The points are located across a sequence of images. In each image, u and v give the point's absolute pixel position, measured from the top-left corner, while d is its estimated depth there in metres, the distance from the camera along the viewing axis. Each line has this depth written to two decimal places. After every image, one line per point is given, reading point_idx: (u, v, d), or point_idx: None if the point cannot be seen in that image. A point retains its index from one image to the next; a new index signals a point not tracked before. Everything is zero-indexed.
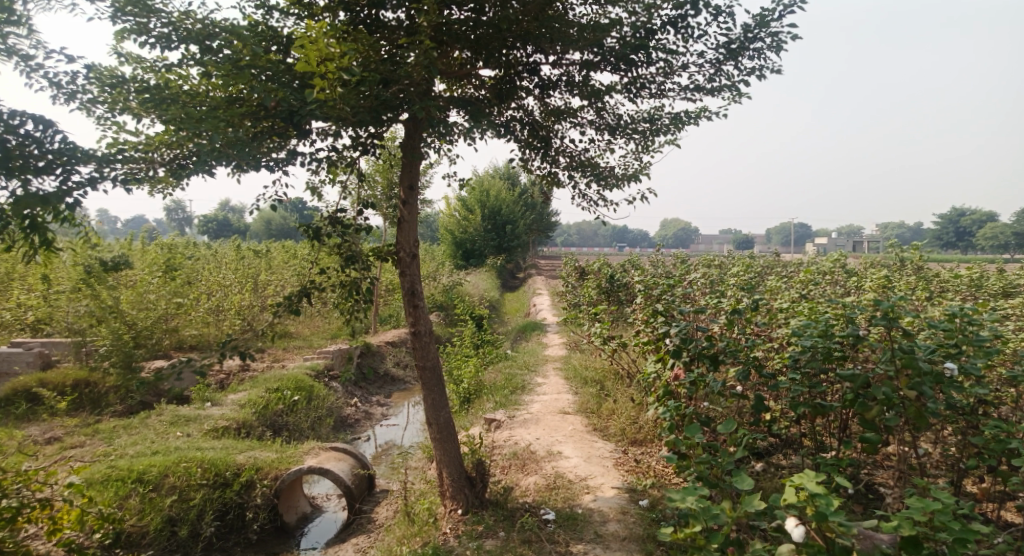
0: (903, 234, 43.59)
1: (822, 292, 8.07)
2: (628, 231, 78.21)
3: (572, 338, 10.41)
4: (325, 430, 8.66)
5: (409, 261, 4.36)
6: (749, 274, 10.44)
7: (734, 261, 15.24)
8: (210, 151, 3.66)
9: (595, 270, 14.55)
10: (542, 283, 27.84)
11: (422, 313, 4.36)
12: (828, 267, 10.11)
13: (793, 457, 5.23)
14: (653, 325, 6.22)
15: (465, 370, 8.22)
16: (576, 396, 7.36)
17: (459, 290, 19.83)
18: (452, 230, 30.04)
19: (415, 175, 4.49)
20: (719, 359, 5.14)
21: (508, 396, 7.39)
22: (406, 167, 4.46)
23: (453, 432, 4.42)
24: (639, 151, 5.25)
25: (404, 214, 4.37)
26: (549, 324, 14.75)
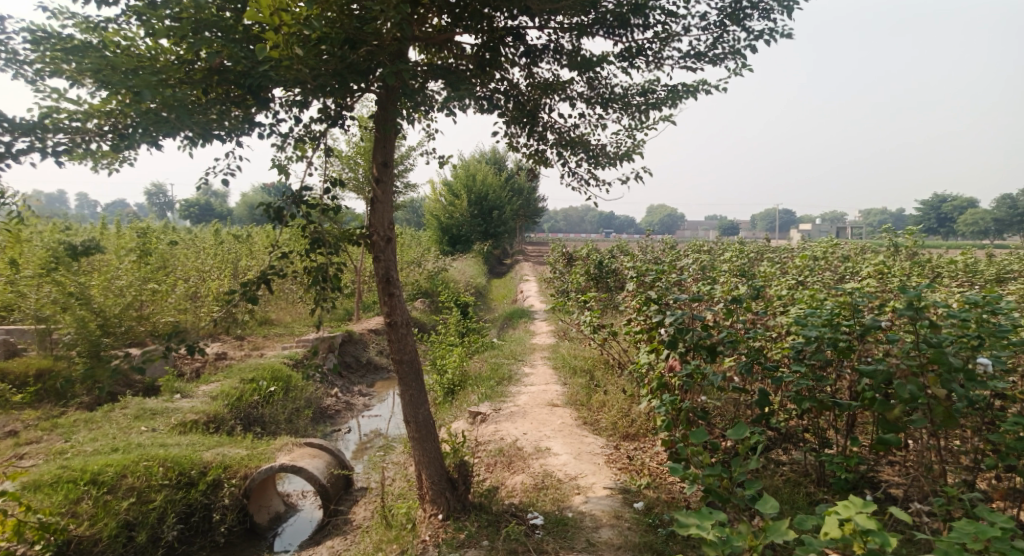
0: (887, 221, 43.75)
1: (819, 278, 7.81)
2: (616, 217, 78.02)
3: (560, 325, 10.10)
4: (303, 422, 8.31)
5: (384, 245, 4.01)
6: (741, 260, 10.17)
7: (724, 246, 14.99)
8: (149, 117, 3.30)
9: (583, 256, 14.24)
10: (529, 269, 27.50)
11: (399, 302, 4.01)
12: (822, 253, 9.86)
13: (794, 453, 4.97)
14: (646, 314, 5.91)
15: (449, 360, 7.88)
16: (564, 387, 7.06)
17: (445, 276, 19.46)
18: (438, 215, 29.58)
19: (391, 151, 4.13)
20: (717, 350, 4.86)
21: (494, 387, 7.08)
22: (380, 143, 4.10)
23: (432, 431, 4.11)
24: (634, 128, 4.90)
25: (378, 193, 4.00)
26: (536, 311, 14.43)
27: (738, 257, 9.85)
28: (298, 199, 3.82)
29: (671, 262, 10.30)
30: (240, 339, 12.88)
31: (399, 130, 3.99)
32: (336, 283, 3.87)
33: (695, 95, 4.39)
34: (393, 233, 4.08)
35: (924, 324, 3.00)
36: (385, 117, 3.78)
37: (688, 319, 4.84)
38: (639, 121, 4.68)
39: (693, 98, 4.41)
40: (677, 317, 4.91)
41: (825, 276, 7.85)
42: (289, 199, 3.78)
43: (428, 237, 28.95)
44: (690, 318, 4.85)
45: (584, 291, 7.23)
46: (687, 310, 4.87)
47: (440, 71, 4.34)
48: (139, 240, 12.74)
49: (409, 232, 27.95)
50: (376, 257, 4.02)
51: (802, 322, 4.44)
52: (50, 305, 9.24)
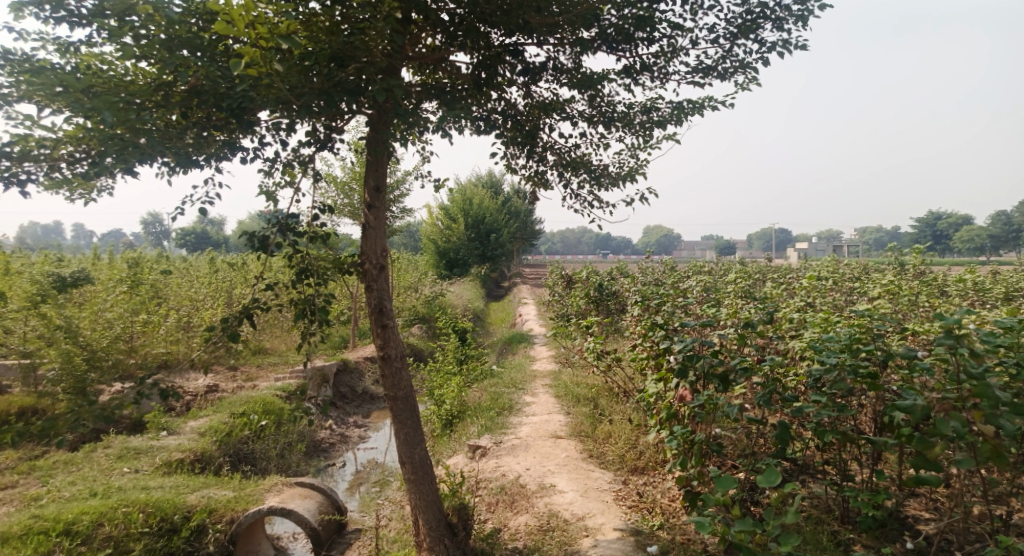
0: (884, 238, 43.73)
1: (828, 299, 7.58)
2: (612, 239, 78.09)
3: (561, 351, 9.84)
4: (296, 457, 8.00)
5: (377, 274, 3.76)
6: (745, 280, 9.95)
7: (724, 267, 14.80)
8: (117, 143, 3.03)
9: (582, 278, 14.02)
10: (528, 292, 27.29)
11: (392, 334, 3.75)
12: (826, 272, 9.65)
13: (814, 487, 4.69)
14: (652, 340, 5.66)
15: (448, 390, 7.60)
16: (567, 417, 6.78)
17: (442, 301, 19.23)
18: (434, 239, 29.42)
19: (384, 175, 3.89)
20: (730, 378, 4.61)
21: (494, 418, 6.78)
22: (372, 166, 3.85)
23: (430, 472, 3.84)
24: (637, 147, 4.70)
25: (370, 219, 3.77)
26: (536, 335, 14.17)
27: (742, 278, 9.64)
28: (284, 227, 3.47)
29: (673, 284, 10.08)
30: (232, 370, 12.57)
31: (392, 151, 3.76)
32: (324, 316, 3.60)
33: (702, 111, 4.21)
34: (386, 261, 3.82)
35: (965, 353, 2.75)
36: (377, 138, 3.55)
37: (700, 346, 4.60)
38: (643, 139, 4.49)
39: (700, 114, 4.22)
40: (688, 345, 4.66)
41: (834, 296, 7.63)
42: (275, 227, 3.44)
43: (425, 261, 28.75)
44: (701, 345, 4.61)
45: (586, 316, 6.99)
46: (698, 336, 4.63)
47: (434, 90, 4.14)
48: (130, 271, 12.50)
49: (406, 257, 27.76)
50: (367, 287, 3.76)
51: (821, 349, 4.20)
52: (36, 338, 8.96)
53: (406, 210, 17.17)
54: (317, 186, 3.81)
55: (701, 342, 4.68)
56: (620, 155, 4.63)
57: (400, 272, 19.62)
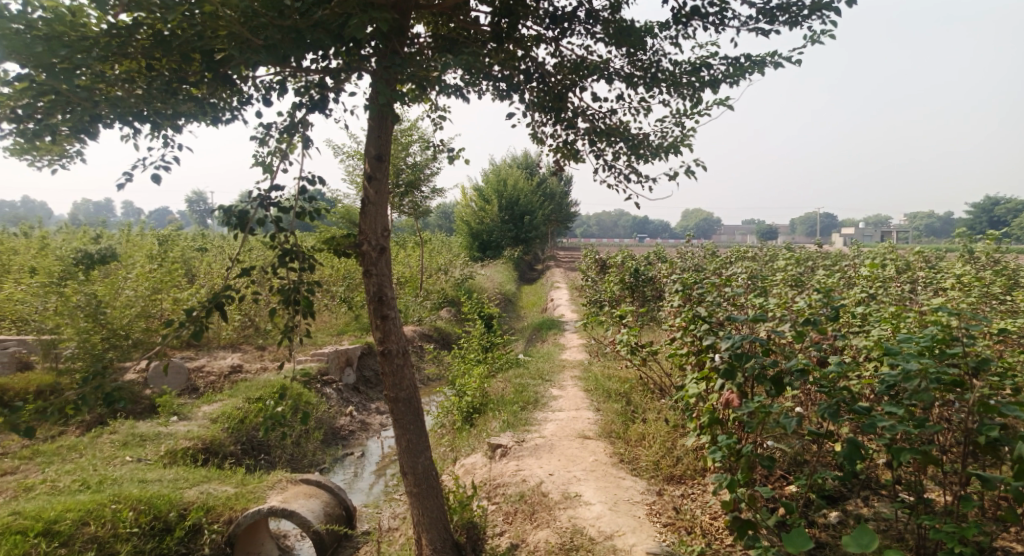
0: (935, 226, 41.58)
1: (890, 292, 6.85)
2: (649, 223, 76.66)
3: (592, 340, 9.30)
4: (312, 445, 7.67)
5: (377, 257, 3.25)
6: (794, 267, 9.21)
7: (770, 252, 13.97)
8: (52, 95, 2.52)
9: (617, 263, 13.38)
10: (561, 275, 26.68)
11: (393, 327, 3.25)
12: (886, 260, 8.84)
13: (880, 507, 4.07)
14: (693, 333, 5.08)
15: (470, 380, 7.16)
16: (597, 414, 6.26)
17: (472, 284, 18.82)
18: (467, 220, 28.98)
19: (388, 142, 3.37)
20: (785, 380, 4.04)
21: (518, 413, 6.30)
22: (374, 131, 3.33)
23: (435, 485, 3.37)
24: (684, 113, 4.10)
25: (369, 192, 3.25)
26: (567, 322, 13.62)
27: (791, 264, 8.90)
28: (266, 200, 2.93)
29: (715, 271, 9.40)
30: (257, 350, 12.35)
31: (396, 114, 3.25)
32: (312, 304, 3.09)
33: (763, 69, 3.58)
34: (388, 242, 3.31)
35: None
36: (378, 98, 3.02)
37: (750, 342, 4.05)
38: (691, 103, 3.87)
39: (760, 72, 3.60)
40: (737, 340, 4.10)
41: (896, 288, 6.88)
42: (254, 199, 2.91)
43: (458, 242, 28.32)
44: (752, 340, 4.05)
45: (620, 305, 6.42)
46: (748, 327, 4.08)
47: (448, 44, 3.61)
48: (157, 249, 12.40)
49: (439, 239, 27.42)
50: (366, 272, 3.25)
51: (896, 352, 3.61)
52: (57, 316, 8.84)
53: (436, 190, 16.74)
54: (309, 153, 3.32)
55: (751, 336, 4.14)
56: (664, 122, 4.04)
57: (430, 253, 19.25)
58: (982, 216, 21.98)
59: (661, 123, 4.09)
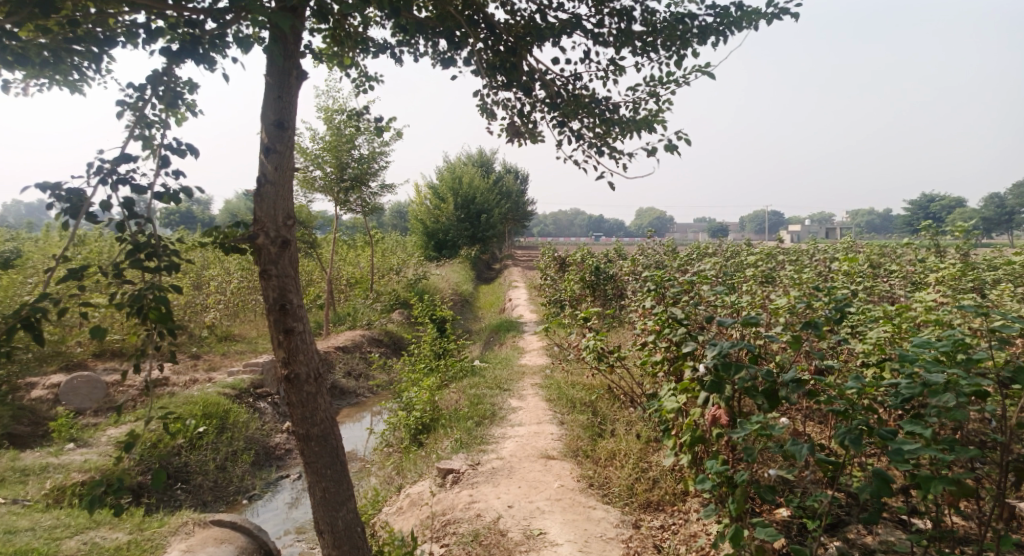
0: (877, 222, 42.63)
1: (870, 289, 6.41)
2: (606, 223, 76.94)
3: (554, 342, 8.66)
4: (241, 467, 6.80)
5: (276, 253, 2.50)
6: (762, 264, 8.79)
7: (732, 248, 13.63)
8: None
9: (576, 260, 12.80)
10: (518, 275, 26.06)
11: (302, 344, 2.52)
12: (857, 255, 8.47)
13: (889, 537, 3.51)
14: (668, 338, 4.49)
15: (419, 393, 6.42)
16: (561, 428, 5.61)
17: (426, 284, 18.01)
18: (423, 220, 28.03)
19: (292, 106, 2.64)
20: (781, 392, 3.48)
21: (473, 429, 5.61)
22: (272, 91, 2.60)
23: (361, 544, 2.65)
24: (659, 81, 3.49)
25: (265, 168, 2.51)
26: (526, 323, 12.96)
27: (761, 260, 8.46)
28: (107, 172, 2.11)
29: (681, 268, 8.90)
30: (190, 360, 11.36)
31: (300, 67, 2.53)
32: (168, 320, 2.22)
33: (756, 21, 2.99)
34: (293, 234, 2.57)
35: None
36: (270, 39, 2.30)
37: (740, 346, 3.48)
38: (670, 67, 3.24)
39: (754, 25, 3.00)
40: (724, 345, 3.53)
41: (875, 285, 6.44)
42: (89, 170, 2.07)
43: (413, 242, 27.39)
44: (742, 344, 3.49)
45: (584, 306, 5.79)
46: (738, 327, 3.51)
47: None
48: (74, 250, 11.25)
49: (392, 238, 26.40)
50: (263, 273, 2.50)
51: (913, 360, 3.06)
52: None
53: (386, 186, 15.88)
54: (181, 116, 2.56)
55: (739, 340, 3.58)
56: (636, 90, 3.42)
57: (382, 253, 18.34)
58: (921, 212, 22.23)
59: (633, 91, 3.48)
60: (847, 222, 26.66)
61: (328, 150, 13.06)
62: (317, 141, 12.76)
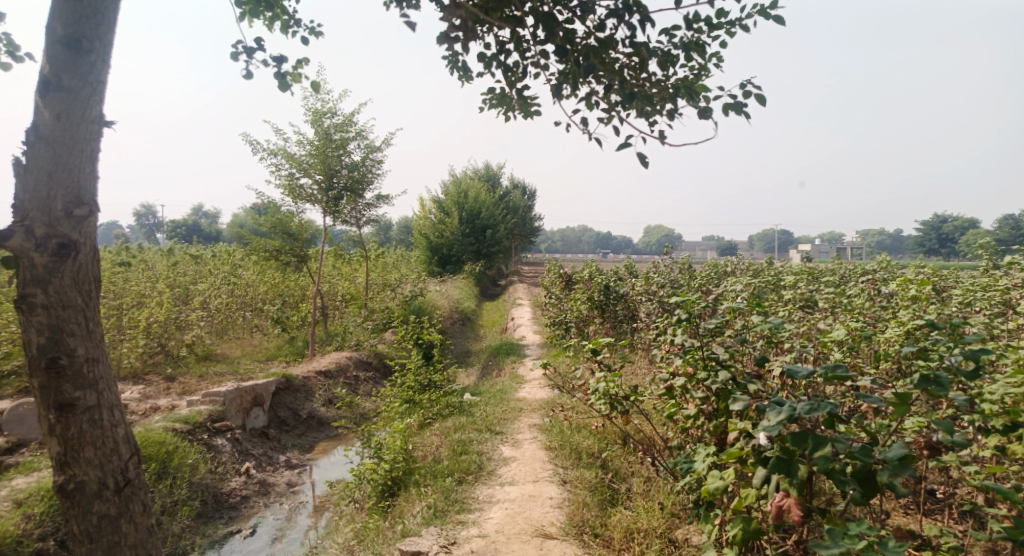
0: (888, 242, 41.47)
1: (942, 318, 5.26)
2: (614, 241, 75.98)
3: (557, 371, 7.56)
4: (182, 523, 5.69)
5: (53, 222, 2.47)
6: (800, 285, 7.63)
7: (752, 266, 12.49)
8: None
9: (584, 277, 11.68)
10: (523, 292, 24.92)
11: (71, 420, 2.46)
12: (905, 277, 7.32)
13: None
14: (708, 387, 3.42)
15: (392, 437, 5.33)
16: (562, 489, 4.50)
17: (424, 301, 16.96)
18: (427, 234, 26.92)
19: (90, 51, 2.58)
20: (879, 475, 2.40)
21: (453, 490, 4.51)
22: (66, 43, 2.52)
23: None
24: (701, 33, 2.80)
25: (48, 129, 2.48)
26: (528, 346, 11.86)
27: (797, 280, 7.35)
28: None
29: (704, 289, 7.77)
30: (163, 382, 10.35)
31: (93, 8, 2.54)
32: None
33: None
34: (76, 232, 2.51)
35: None
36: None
37: (814, 401, 2.48)
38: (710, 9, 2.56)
39: None
40: (788, 401, 2.52)
41: (948, 311, 5.28)
42: None
43: (415, 258, 26.39)
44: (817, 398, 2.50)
45: (592, 338, 4.70)
46: (810, 373, 2.53)
47: None
48: None
49: (394, 253, 25.40)
50: (27, 303, 2.43)
51: None
52: None
53: (381, 197, 14.85)
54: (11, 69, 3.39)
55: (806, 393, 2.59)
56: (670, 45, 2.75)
57: (378, 269, 17.37)
58: (934, 232, 21.05)
59: (667, 48, 2.81)
60: (860, 242, 25.45)
61: (315, 157, 12.05)
62: (303, 146, 11.77)
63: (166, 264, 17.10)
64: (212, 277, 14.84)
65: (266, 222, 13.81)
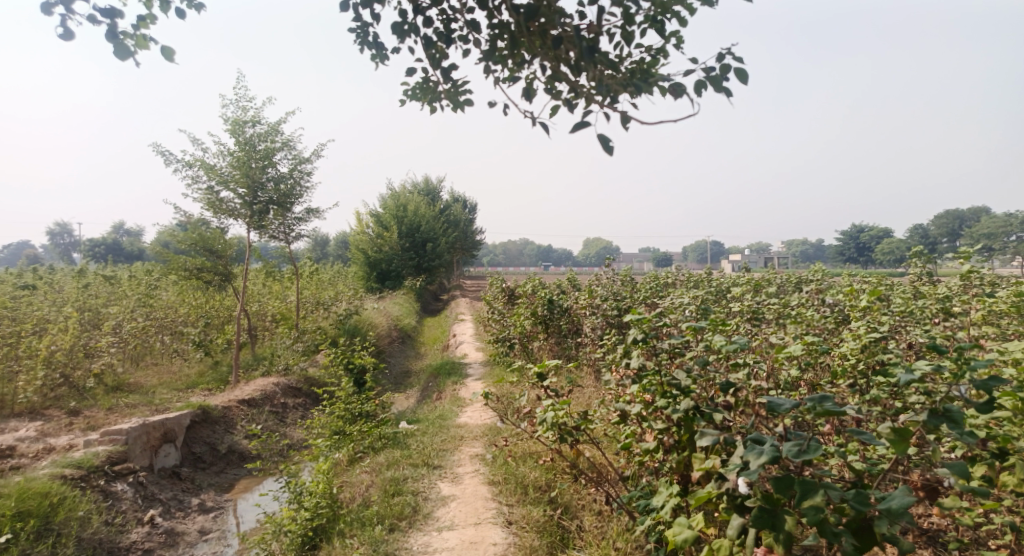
0: (813, 251, 43.25)
1: (895, 329, 5.09)
2: (555, 254, 76.46)
3: (500, 392, 7.10)
4: None
5: None
6: (746, 297, 7.45)
7: (694, 277, 12.42)
8: None
9: (526, 291, 11.30)
10: (465, 307, 24.35)
11: None
12: (846, 287, 7.27)
13: None
14: (671, 418, 3.04)
15: (316, 477, 4.73)
16: (507, 533, 4.02)
17: (360, 319, 16.18)
18: (364, 249, 25.98)
19: None
20: (876, 524, 2.12)
21: (383, 540, 3.96)
22: None
23: None
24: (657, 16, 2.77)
25: None
26: (469, 364, 11.35)
27: (743, 291, 7.17)
28: None
29: (650, 302, 7.50)
30: (67, 418, 9.26)
31: None
32: None
33: None
34: None
35: None
36: None
37: (802, 437, 2.20)
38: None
39: None
40: (768, 440, 2.19)
41: (896, 320, 5.14)
42: None
43: (352, 274, 25.41)
44: (802, 433, 2.25)
45: (538, 363, 4.21)
46: (794, 404, 2.28)
47: None
48: None
49: (330, 269, 24.36)
50: None
51: None
52: None
53: (312, 210, 14.07)
54: None
55: (788, 430, 2.34)
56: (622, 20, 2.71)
57: (310, 286, 16.49)
58: (854, 242, 21.85)
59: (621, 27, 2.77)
60: (785, 253, 26.35)
61: (237, 168, 11.21)
62: (223, 156, 10.94)
63: (74, 285, 15.68)
64: (125, 299, 13.65)
65: (185, 239, 12.81)
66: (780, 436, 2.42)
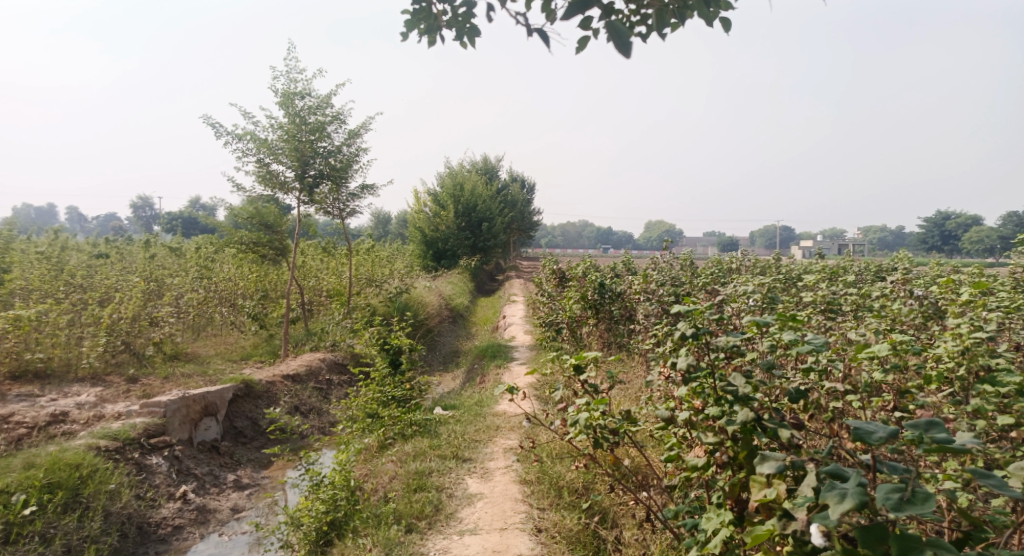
0: (890, 238, 40.67)
1: (1000, 327, 4.32)
2: (615, 237, 75.14)
3: (543, 380, 6.66)
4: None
5: None
6: (819, 286, 6.72)
7: (759, 262, 11.56)
8: None
9: (578, 274, 10.77)
10: (520, 288, 23.96)
11: None
12: (936, 277, 6.42)
13: None
14: (728, 430, 2.50)
15: (338, 466, 4.43)
16: (534, 543, 3.59)
17: (411, 298, 16.05)
18: (421, 228, 25.90)
19: None
20: None
21: (397, 542, 3.62)
22: None
23: None
24: None
25: None
26: (517, 348, 10.97)
27: (815, 280, 6.43)
28: None
29: (709, 289, 6.87)
30: (125, 382, 9.40)
31: None
32: None
33: None
34: None
35: None
36: None
37: (899, 476, 1.67)
38: None
39: None
40: (853, 478, 1.67)
41: (1002, 317, 4.37)
42: None
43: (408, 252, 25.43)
44: (899, 470, 1.72)
45: (575, 353, 3.72)
46: (891, 432, 1.77)
47: None
48: None
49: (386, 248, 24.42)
50: None
51: None
52: None
53: (365, 186, 13.92)
54: None
55: (878, 462, 1.82)
56: None
57: (364, 263, 16.42)
58: (936, 230, 20.18)
59: None
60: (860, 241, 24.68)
61: (287, 141, 11.09)
62: (273, 129, 10.83)
63: (141, 257, 16.16)
64: (185, 271, 13.92)
65: (241, 212, 12.89)
66: (868, 468, 1.91)
